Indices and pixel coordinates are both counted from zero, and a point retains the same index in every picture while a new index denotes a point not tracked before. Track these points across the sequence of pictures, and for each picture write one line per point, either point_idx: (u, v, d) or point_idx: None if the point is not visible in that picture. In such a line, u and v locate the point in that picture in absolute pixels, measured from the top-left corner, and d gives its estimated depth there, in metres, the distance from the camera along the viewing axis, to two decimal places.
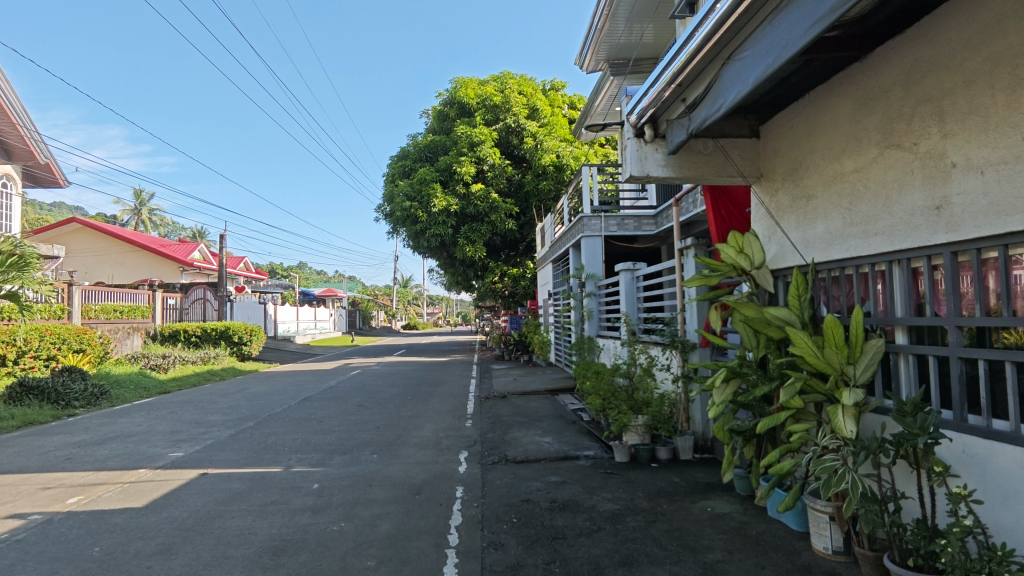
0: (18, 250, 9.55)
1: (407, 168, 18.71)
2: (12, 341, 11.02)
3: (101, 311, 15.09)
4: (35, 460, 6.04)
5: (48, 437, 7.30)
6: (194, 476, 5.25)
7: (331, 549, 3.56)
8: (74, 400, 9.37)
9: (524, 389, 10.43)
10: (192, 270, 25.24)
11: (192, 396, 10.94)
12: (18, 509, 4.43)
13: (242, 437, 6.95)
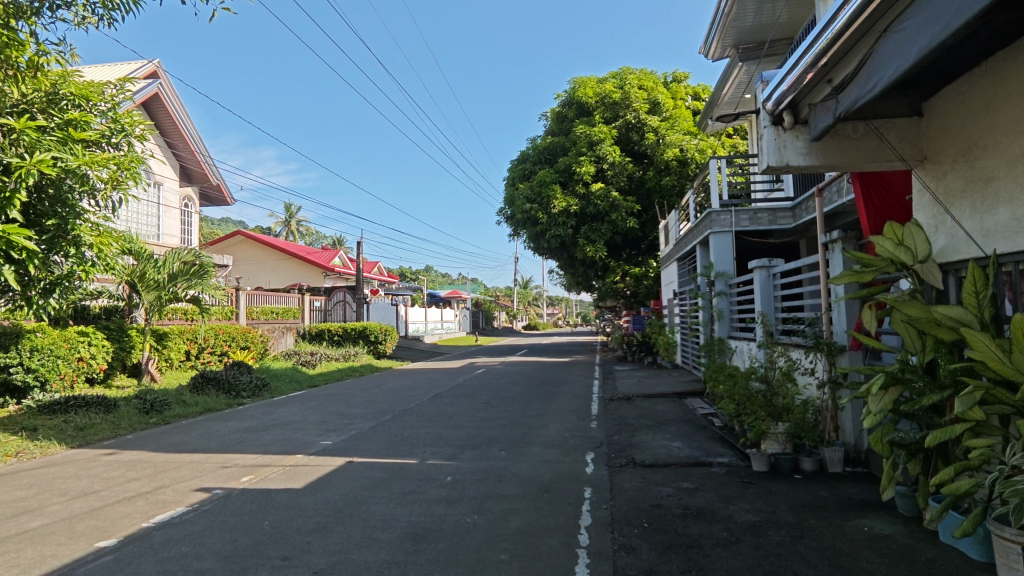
0: (199, 261, 11.09)
1: (527, 170, 19.03)
2: (195, 339, 12.81)
3: (261, 313, 17.03)
4: (215, 441, 6.99)
5: (223, 422, 8.39)
6: (343, 463, 5.75)
7: (466, 539, 3.72)
8: (243, 391, 10.65)
9: (650, 391, 10.14)
10: (334, 274, 27.63)
11: (337, 390, 12.00)
12: (204, 483, 5.15)
13: (382, 429, 7.49)
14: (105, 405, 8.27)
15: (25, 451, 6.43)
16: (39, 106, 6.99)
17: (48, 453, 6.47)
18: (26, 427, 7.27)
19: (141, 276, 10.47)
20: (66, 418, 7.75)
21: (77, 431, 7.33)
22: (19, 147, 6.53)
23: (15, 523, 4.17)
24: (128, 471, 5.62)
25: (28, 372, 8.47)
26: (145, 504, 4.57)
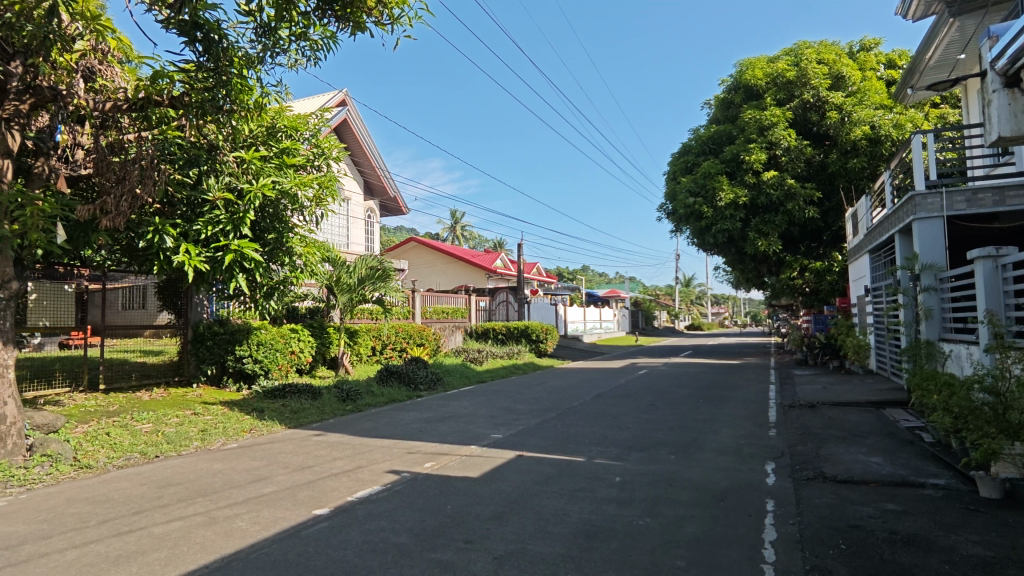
0: (383, 265, 12.30)
1: (689, 163, 18.18)
2: (379, 336, 14.27)
3: (433, 312, 18.43)
4: (401, 429, 7.73)
5: (406, 412, 9.24)
6: (513, 456, 6.01)
7: (640, 541, 3.67)
8: (421, 384, 11.64)
9: (838, 398, 9.12)
10: (497, 276, 28.95)
11: (503, 386, 12.57)
12: (394, 466, 5.73)
13: (548, 426, 7.69)
14: (312, 392, 9.58)
15: (256, 428, 7.70)
16: (263, 138, 8.32)
17: (272, 431, 7.66)
18: (256, 408, 8.69)
19: (337, 281, 11.95)
20: (284, 402, 9.12)
21: (292, 414, 8.57)
22: (248, 174, 7.82)
23: (254, 488, 5.01)
24: (333, 451, 6.45)
25: (255, 362, 10.17)
26: (348, 481, 5.21)
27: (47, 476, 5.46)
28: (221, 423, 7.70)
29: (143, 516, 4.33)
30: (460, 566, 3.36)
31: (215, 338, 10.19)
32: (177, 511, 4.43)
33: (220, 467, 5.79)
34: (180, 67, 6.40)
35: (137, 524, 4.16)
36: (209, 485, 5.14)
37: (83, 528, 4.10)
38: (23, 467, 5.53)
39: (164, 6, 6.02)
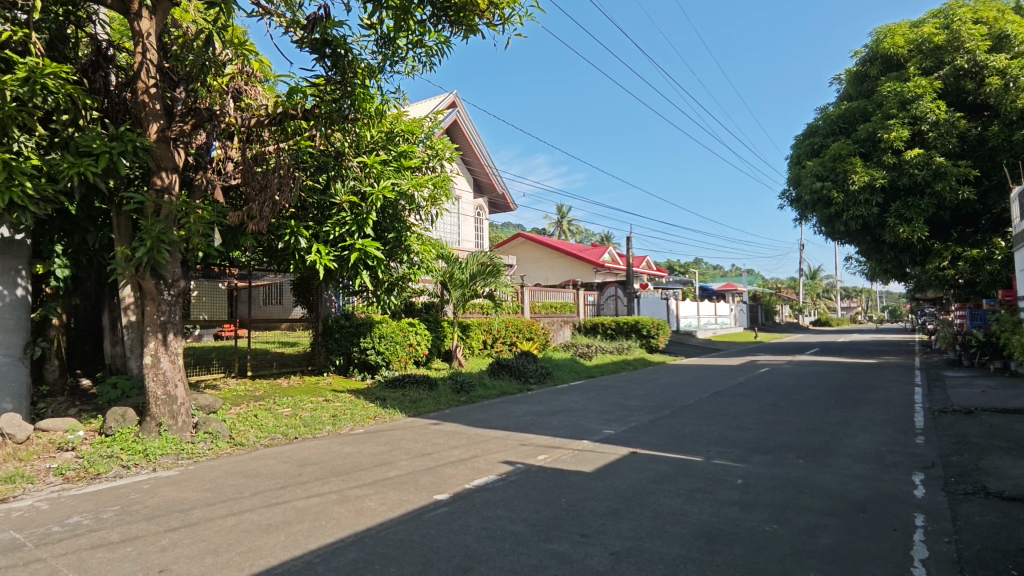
0: (493, 261, 12.58)
1: (817, 145, 16.77)
2: (490, 330, 14.65)
3: (542, 307, 18.57)
4: (513, 421, 7.90)
5: (517, 405, 9.42)
6: (627, 453, 5.92)
7: (767, 549, 3.47)
8: (531, 377, 11.80)
9: (1002, 404, 7.99)
10: (605, 270, 28.54)
11: (614, 381, 12.40)
12: (508, 457, 5.87)
13: (662, 424, 7.48)
14: (429, 383, 10.06)
15: (380, 415, 8.23)
16: (382, 143, 8.79)
17: (394, 419, 8.15)
18: (379, 397, 9.28)
19: (451, 277, 12.42)
20: (404, 391, 9.67)
21: (411, 403, 9.05)
22: (371, 177, 8.34)
23: (380, 471, 5.37)
24: (449, 439, 6.74)
25: (378, 353, 10.87)
26: (466, 469, 5.42)
27: (209, 451, 6.22)
28: (350, 409, 8.32)
29: (287, 490, 4.80)
30: (577, 558, 3.37)
31: (342, 331, 11.05)
32: (315, 488, 4.86)
33: (350, 450, 6.26)
34: (312, 81, 6.97)
35: (283, 498, 4.62)
36: (341, 466, 5.58)
37: (239, 498, 4.62)
38: (190, 441, 6.34)
39: (299, 27, 6.60)
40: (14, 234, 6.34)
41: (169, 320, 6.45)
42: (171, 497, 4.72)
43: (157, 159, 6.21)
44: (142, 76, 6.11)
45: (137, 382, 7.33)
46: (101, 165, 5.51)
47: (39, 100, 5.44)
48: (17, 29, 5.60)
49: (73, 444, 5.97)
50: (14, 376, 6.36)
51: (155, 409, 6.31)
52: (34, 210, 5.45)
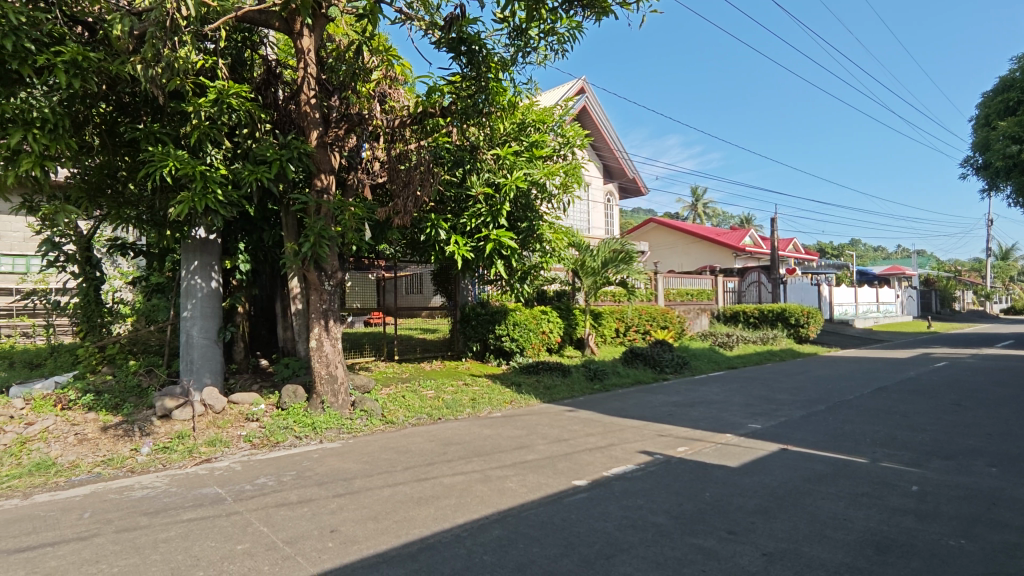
0: (625, 248, 12.33)
1: (1011, 101, 14.24)
2: (623, 318, 14.41)
3: (678, 295, 17.86)
4: (650, 411, 7.72)
5: (654, 394, 9.18)
6: (777, 450, 5.53)
7: (952, 566, 3.06)
8: (667, 367, 11.42)
9: None
10: (746, 254, 26.74)
11: (759, 373, 11.61)
12: (646, 447, 5.76)
13: (816, 420, 6.87)
14: (562, 370, 10.15)
15: (516, 400, 8.48)
16: (514, 134, 9.00)
17: (530, 404, 8.34)
18: (514, 382, 9.57)
19: (583, 265, 12.41)
20: (538, 378, 9.87)
21: (546, 390, 9.21)
22: (504, 169, 8.56)
23: (519, 453, 5.54)
24: (585, 427, 6.76)
25: (512, 340, 11.20)
26: (603, 457, 5.40)
27: (365, 427, 6.84)
28: (487, 393, 8.68)
29: (434, 467, 5.14)
30: (725, 556, 3.22)
31: (479, 319, 11.49)
32: (460, 466, 5.14)
33: (489, 432, 6.53)
34: (449, 80, 7.28)
35: (431, 473, 4.95)
36: (482, 447, 5.84)
37: (393, 471, 5.03)
38: (349, 418, 7.01)
39: (436, 29, 6.91)
40: (208, 234, 7.39)
41: (329, 308, 7.15)
42: (337, 466, 5.26)
43: (317, 163, 6.90)
44: (304, 89, 6.81)
45: (304, 362, 8.25)
46: (274, 171, 6.23)
47: (225, 117, 6.27)
48: (208, 57, 6.49)
49: (257, 415, 6.87)
50: (212, 356, 7.46)
51: (319, 387, 7.06)
52: (224, 213, 6.31)
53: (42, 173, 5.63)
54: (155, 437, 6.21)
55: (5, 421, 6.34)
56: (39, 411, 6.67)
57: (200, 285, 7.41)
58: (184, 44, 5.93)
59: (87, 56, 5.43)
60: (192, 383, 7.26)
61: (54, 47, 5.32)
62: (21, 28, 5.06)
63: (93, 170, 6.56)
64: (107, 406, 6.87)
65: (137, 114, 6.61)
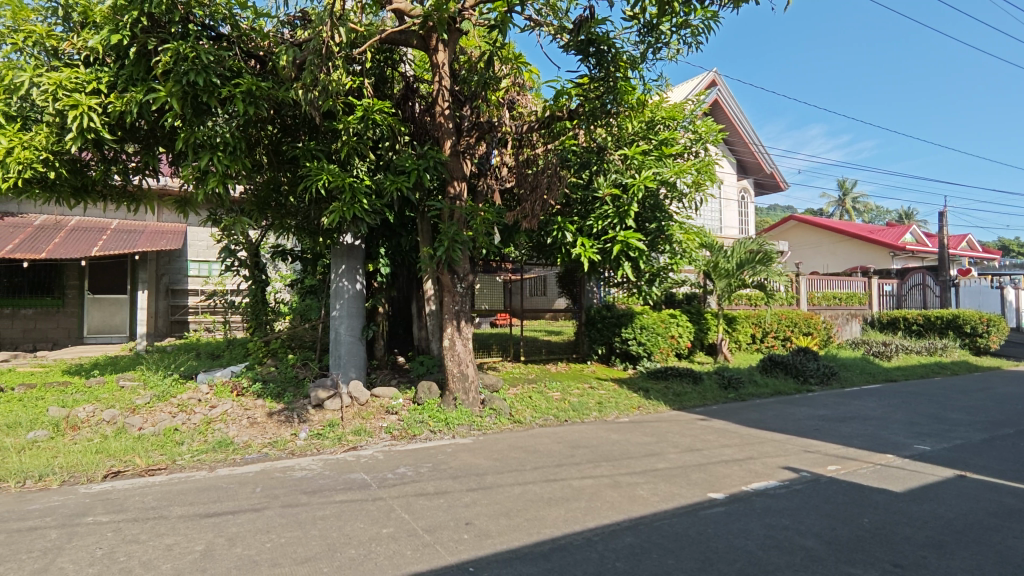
0: (763, 248, 11.51)
1: None
2: (760, 323, 13.47)
3: (824, 299, 16.29)
4: (793, 424, 7.13)
5: (797, 406, 8.47)
6: (952, 476, 4.84)
7: None
8: (812, 377, 10.46)
9: None
10: (906, 254, 23.78)
11: (925, 388, 10.25)
12: (790, 463, 5.32)
13: (1003, 445, 5.91)
14: (693, 377, 9.73)
15: (644, 406, 8.26)
16: (643, 134, 8.81)
17: (659, 411, 8.08)
18: (642, 387, 9.31)
19: (715, 267, 11.77)
20: (667, 384, 9.52)
21: (675, 396, 8.86)
22: (632, 169, 8.39)
23: (649, 461, 5.38)
24: (720, 437, 6.40)
25: (639, 344, 10.98)
26: (741, 470, 5.08)
27: (495, 425, 7.04)
28: (614, 398, 8.55)
29: (563, 468, 5.15)
30: None
31: (605, 321, 11.41)
32: (588, 470, 5.11)
33: (617, 437, 6.42)
34: (576, 82, 7.27)
35: (560, 475, 4.97)
36: (610, 452, 5.76)
37: (523, 470, 5.12)
38: (480, 415, 7.25)
39: (565, 33, 6.96)
40: (354, 240, 8.05)
41: (461, 308, 7.47)
42: (470, 461, 5.47)
43: (451, 171, 7.25)
44: (439, 101, 7.18)
45: (437, 360, 8.70)
46: (411, 181, 6.66)
47: (370, 132, 6.81)
48: (356, 78, 7.08)
49: (396, 408, 7.35)
50: (357, 352, 8.12)
51: (452, 384, 7.39)
52: (368, 220, 6.84)
53: (223, 190, 6.49)
54: (311, 424, 6.88)
55: (194, 403, 7.39)
56: (220, 396, 7.70)
57: (347, 287, 8.09)
58: (336, 68, 6.54)
59: (259, 86, 6.19)
60: (340, 376, 7.97)
61: (234, 80, 6.13)
62: (209, 66, 5.90)
63: (262, 186, 7.43)
64: (272, 394, 7.73)
65: (296, 134, 7.38)
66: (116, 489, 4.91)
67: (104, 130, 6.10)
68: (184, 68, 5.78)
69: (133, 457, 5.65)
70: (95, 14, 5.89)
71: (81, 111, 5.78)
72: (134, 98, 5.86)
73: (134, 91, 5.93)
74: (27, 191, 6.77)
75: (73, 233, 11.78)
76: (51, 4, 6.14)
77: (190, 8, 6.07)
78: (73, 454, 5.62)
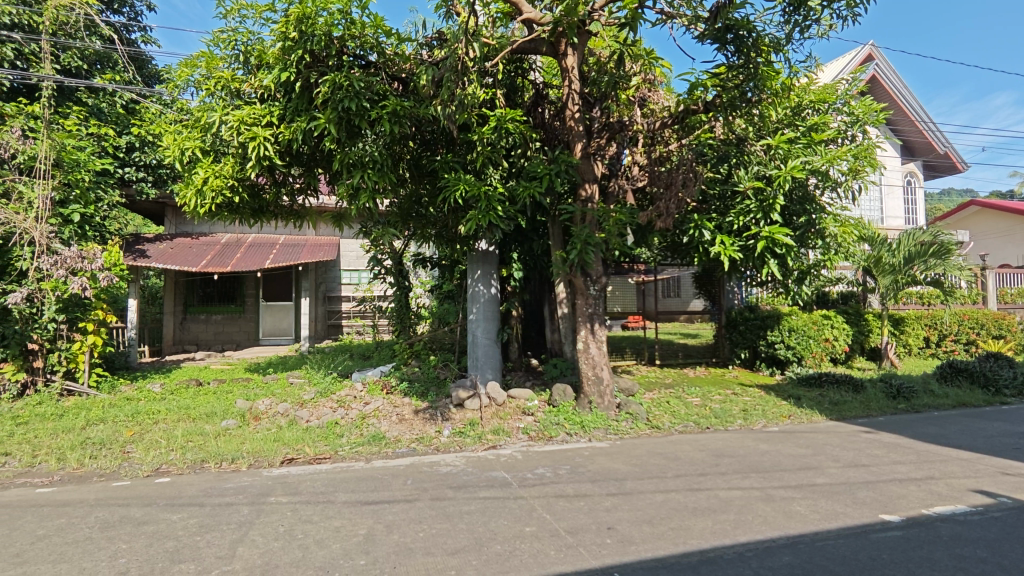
0: (939, 239, 10.00)
1: None
2: (936, 324, 11.83)
3: (1019, 296, 13.87)
4: (985, 442, 6.15)
5: (989, 421, 7.29)
6: None
7: None
8: (1007, 388, 8.93)
9: None
10: None
11: None
12: (984, 486, 4.59)
13: None
14: (853, 384, 8.76)
15: (796, 415, 7.60)
16: (789, 120, 8.19)
17: (813, 421, 7.40)
18: (793, 395, 8.58)
19: (877, 262, 10.53)
20: (822, 392, 8.68)
21: (832, 405, 8.05)
22: (777, 159, 7.81)
23: (805, 475, 4.95)
24: (891, 453, 5.71)
25: (788, 348, 10.10)
26: (920, 491, 4.49)
27: (632, 430, 6.90)
28: (760, 405, 7.97)
29: (707, 478, 4.91)
30: None
31: (747, 324, 10.66)
32: (736, 481, 4.82)
33: (767, 447, 5.98)
34: (712, 72, 6.91)
35: (705, 484, 4.74)
36: (759, 463, 5.38)
37: (664, 477, 4.96)
38: (616, 419, 7.15)
39: (699, 22, 6.67)
40: (489, 246, 8.34)
41: (595, 311, 7.41)
42: (608, 465, 5.42)
43: (582, 174, 7.25)
44: (569, 104, 7.21)
45: (570, 363, 8.73)
46: (543, 186, 6.74)
47: (504, 140, 7.02)
48: (489, 89, 7.33)
49: (532, 410, 7.49)
50: (493, 354, 8.40)
51: (587, 388, 7.38)
52: (503, 226, 7.04)
53: (372, 204, 7.06)
54: (453, 422, 7.25)
55: (351, 399, 8.12)
56: (372, 393, 8.38)
57: (482, 291, 8.40)
58: (471, 82, 6.83)
59: (402, 106, 6.65)
60: (478, 378, 8.30)
61: (381, 102, 6.64)
62: (360, 92, 6.47)
63: (405, 198, 7.97)
64: (417, 393, 8.25)
65: (434, 147, 7.81)
66: (291, 473, 5.54)
67: (275, 156, 6.93)
68: (339, 96, 6.39)
69: (303, 446, 6.33)
70: (268, 56, 6.73)
71: (258, 141, 6.65)
72: (300, 127, 6.60)
73: (299, 121, 6.66)
74: (219, 214, 7.89)
75: (251, 248, 13.52)
76: (234, 51, 7.12)
77: (343, 42, 6.68)
78: (257, 442, 6.43)
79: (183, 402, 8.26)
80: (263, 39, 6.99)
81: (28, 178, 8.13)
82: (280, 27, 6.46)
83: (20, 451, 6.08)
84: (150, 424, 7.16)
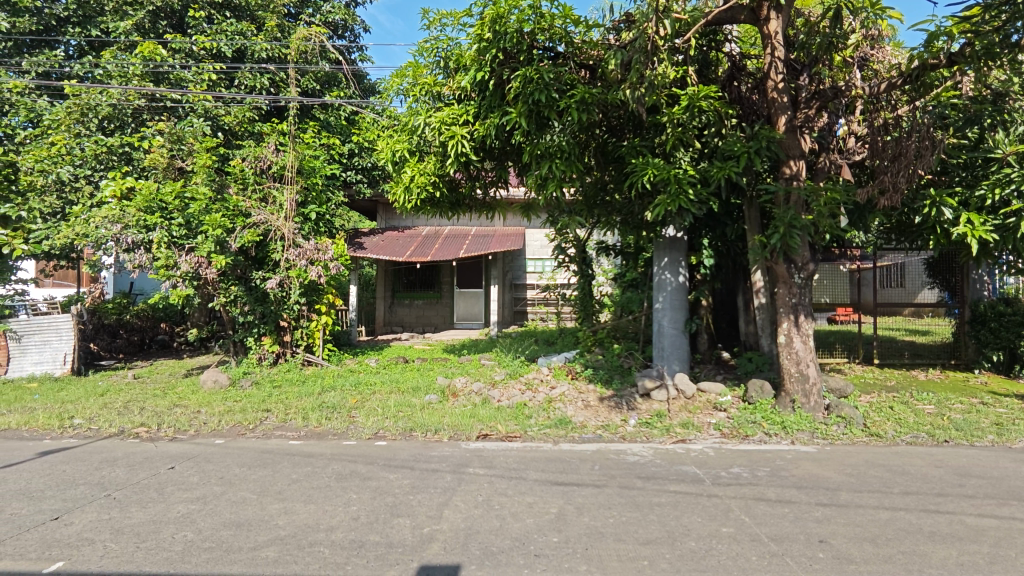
0: None
1: None
2: None
3: None
4: None
5: None
6: None
7: None
8: None
9: None
10: None
11: None
12: None
13: None
14: None
15: None
16: None
17: None
18: None
19: None
20: None
21: None
22: None
23: None
24: None
25: None
26: None
27: (845, 435, 6.13)
28: (1021, 420, 6.50)
29: (949, 500, 4.15)
30: None
31: (1002, 321, 8.71)
32: (990, 507, 4.00)
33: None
34: (961, 17, 5.76)
35: (945, 507, 4.02)
36: (1023, 489, 4.40)
37: (889, 493, 4.31)
38: (824, 422, 6.41)
39: None
40: (677, 232, 7.98)
41: (799, 302, 6.69)
42: (816, 472, 4.88)
43: (786, 150, 6.55)
44: (772, 74, 6.57)
45: (768, 358, 8.02)
46: (741, 165, 6.24)
47: (697, 120, 6.64)
48: (680, 67, 6.97)
49: (725, 406, 7.06)
50: (681, 345, 8.09)
51: (789, 385, 6.70)
52: (694, 211, 6.67)
53: (559, 194, 7.21)
54: (640, 412, 7.14)
55: (538, 382, 8.44)
56: (558, 377, 8.62)
57: (670, 279, 8.09)
58: (662, 61, 6.58)
59: (591, 93, 6.63)
60: (664, 369, 8.05)
61: (570, 92, 6.71)
62: (550, 84, 6.63)
63: (590, 186, 7.97)
64: (602, 380, 8.27)
65: (621, 132, 7.70)
66: (486, 448, 5.94)
67: (471, 152, 7.47)
68: (530, 89, 6.62)
69: (496, 424, 6.75)
70: (465, 59, 7.19)
71: (457, 139, 7.23)
72: (493, 123, 7.00)
73: (492, 117, 7.06)
74: (422, 207, 8.71)
75: (449, 239, 14.75)
76: (436, 58, 7.75)
77: (534, 35, 6.89)
78: (455, 416, 7.01)
79: (394, 376, 9.33)
80: (460, 44, 7.51)
81: (279, 185, 9.82)
82: (475, 30, 6.85)
83: (277, 409, 7.40)
84: (370, 394, 8.24)
